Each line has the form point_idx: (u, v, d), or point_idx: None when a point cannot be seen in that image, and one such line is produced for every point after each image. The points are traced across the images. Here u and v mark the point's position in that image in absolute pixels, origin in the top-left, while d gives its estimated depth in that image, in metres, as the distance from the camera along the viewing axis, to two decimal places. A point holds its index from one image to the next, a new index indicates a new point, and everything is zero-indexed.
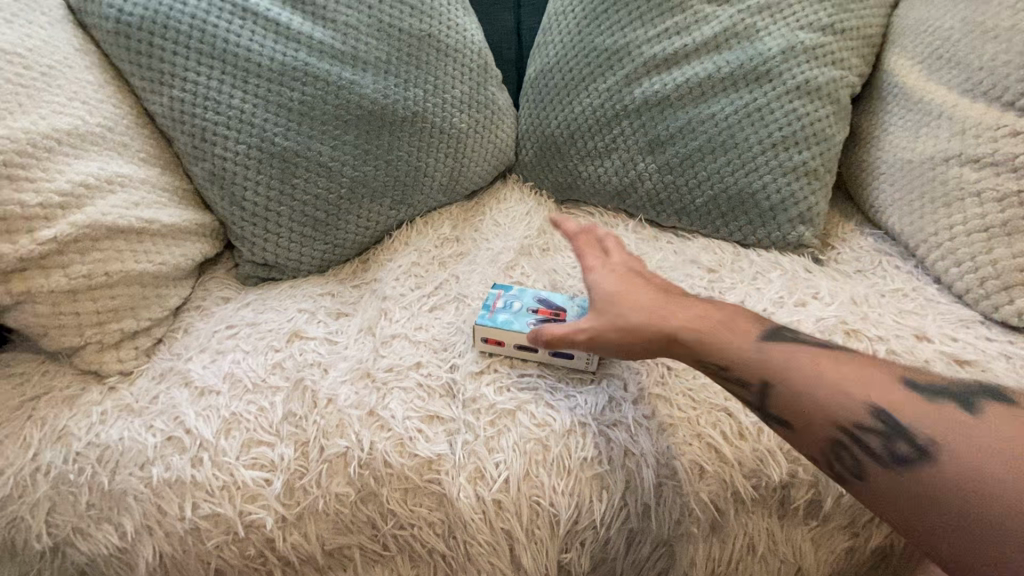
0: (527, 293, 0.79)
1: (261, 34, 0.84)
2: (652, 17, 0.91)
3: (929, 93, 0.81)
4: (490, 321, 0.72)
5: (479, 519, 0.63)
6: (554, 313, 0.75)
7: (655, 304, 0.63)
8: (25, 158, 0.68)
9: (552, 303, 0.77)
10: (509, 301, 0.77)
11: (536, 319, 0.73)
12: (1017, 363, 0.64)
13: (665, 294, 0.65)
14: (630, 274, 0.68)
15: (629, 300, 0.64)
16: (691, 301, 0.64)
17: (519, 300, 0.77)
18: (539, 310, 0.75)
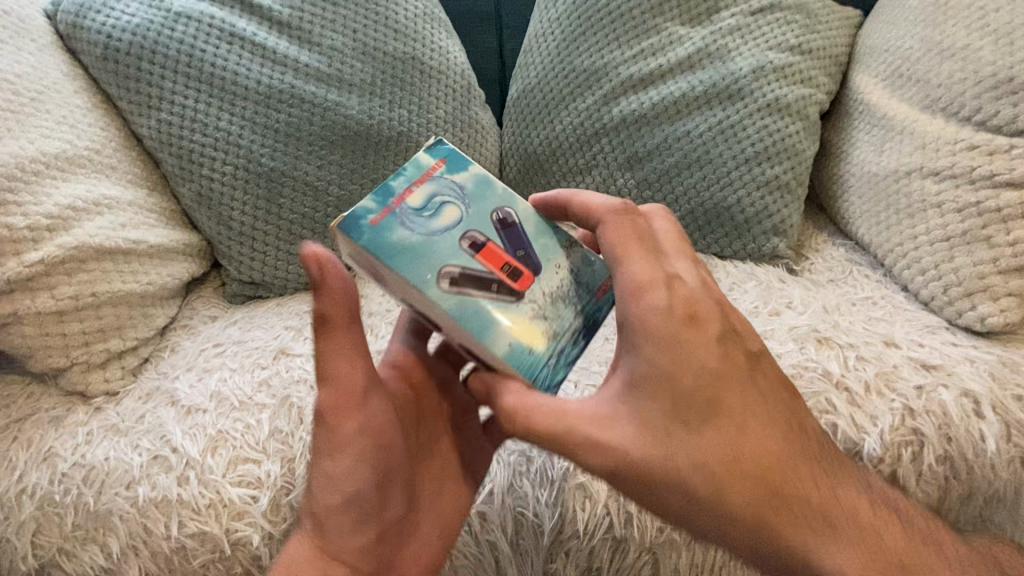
0: (483, 203, 0.54)
1: (248, 58, 0.86)
2: (628, 39, 0.95)
3: (892, 109, 0.85)
4: (370, 227, 0.51)
5: (464, 531, 0.65)
6: (498, 265, 0.51)
7: (717, 441, 0.49)
8: (14, 182, 0.69)
9: (516, 245, 0.53)
10: (446, 204, 0.53)
11: (458, 267, 0.51)
12: (981, 366, 0.67)
13: (729, 414, 0.50)
14: (700, 364, 0.49)
15: (686, 422, 0.48)
16: (756, 425, 0.51)
17: (458, 208, 0.54)
18: (485, 249, 0.52)
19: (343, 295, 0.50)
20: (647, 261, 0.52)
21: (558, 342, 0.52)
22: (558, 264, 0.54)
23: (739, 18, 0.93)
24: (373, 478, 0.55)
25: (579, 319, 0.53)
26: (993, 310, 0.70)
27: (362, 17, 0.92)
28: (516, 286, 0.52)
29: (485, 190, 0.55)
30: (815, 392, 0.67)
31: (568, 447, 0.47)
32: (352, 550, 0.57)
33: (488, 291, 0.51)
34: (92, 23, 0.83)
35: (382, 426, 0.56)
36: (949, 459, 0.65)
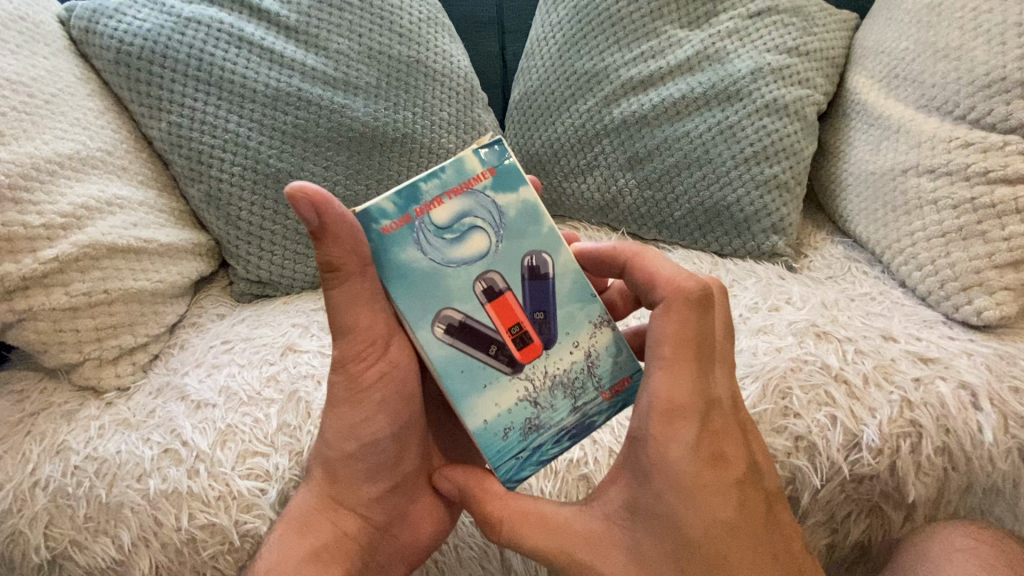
0: (518, 242, 0.52)
1: (256, 62, 0.88)
2: (628, 42, 0.96)
3: (888, 108, 0.86)
4: (379, 234, 0.50)
5: (469, 523, 0.66)
6: (507, 323, 0.52)
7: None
8: (30, 181, 0.71)
9: (537, 304, 0.53)
10: (476, 229, 0.52)
11: (460, 316, 0.51)
12: (978, 359, 0.68)
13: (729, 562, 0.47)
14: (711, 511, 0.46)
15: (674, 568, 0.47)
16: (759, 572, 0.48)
17: (487, 237, 0.52)
18: (499, 301, 0.52)
19: (355, 244, 0.48)
20: (692, 381, 0.47)
21: (539, 434, 0.53)
22: (577, 342, 0.54)
23: (737, 21, 0.95)
24: (392, 428, 0.56)
25: (571, 416, 0.54)
26: (989, 304, 0.72)
27: (368, 21, 0.94)
28: (515, 352, 0.52)
29: (526, 224, 0.53)
30: (814, 385, 0.68)
31: (552, 556, 0.50)
32: (369, 494, 0.58)
33: (484, 352, 0.52)
34: (104, 28, 0.85)
35: (405, 372, 0.56)
36: (947, 450, 0.66)
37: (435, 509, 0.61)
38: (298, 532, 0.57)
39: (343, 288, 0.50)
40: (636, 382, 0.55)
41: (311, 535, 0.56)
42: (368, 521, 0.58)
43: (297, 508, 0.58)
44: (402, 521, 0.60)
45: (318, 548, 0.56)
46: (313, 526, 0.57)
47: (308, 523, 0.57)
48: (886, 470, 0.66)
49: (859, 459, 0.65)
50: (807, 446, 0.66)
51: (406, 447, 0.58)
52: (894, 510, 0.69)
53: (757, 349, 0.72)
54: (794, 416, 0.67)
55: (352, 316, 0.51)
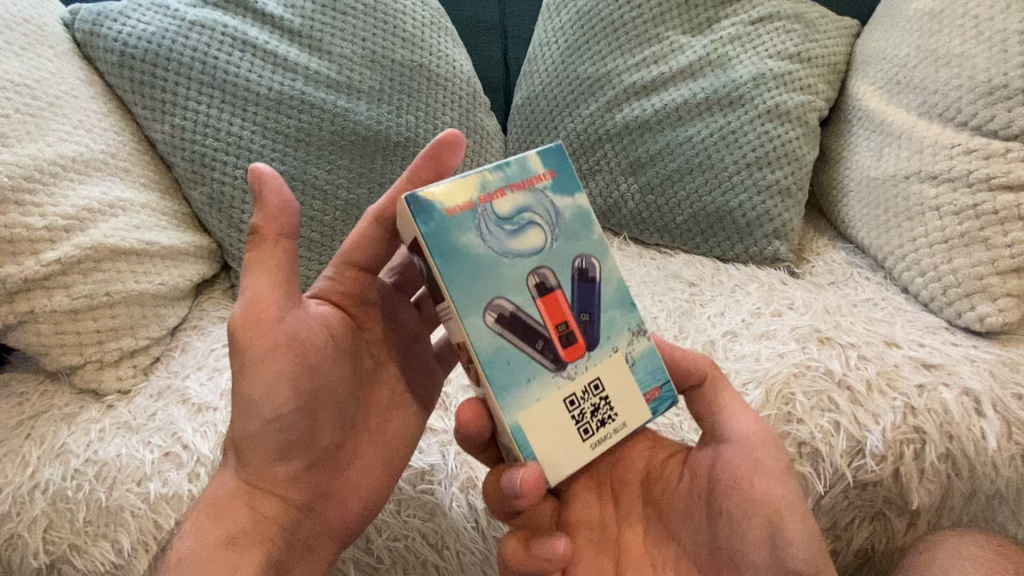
0: (571, 242, 0.50)
1: (260, 65, 0.88)
2: (631, 47, 0.97)
3: (890, 115, 0.86)
4: (442, 215, 0.46)
5: (471, 528, 0.66)
6: (555, 319, 0.48)
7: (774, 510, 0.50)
8: (32, 183, 0.71)
9: (584, 305, 0.50)
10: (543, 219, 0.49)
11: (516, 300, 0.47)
12: (981, 365, 0.68)
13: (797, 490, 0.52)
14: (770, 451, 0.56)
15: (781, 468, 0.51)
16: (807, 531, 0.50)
17: (543, 232, 0.49)
18: (550, 296, 0.48)
19: (280, 210, 0.54)
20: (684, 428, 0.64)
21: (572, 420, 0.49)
22: (615, 347, 0.51)
23: (740, 27, 0.95)
24: (296, 400, 0.53)
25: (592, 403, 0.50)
26: (992, 310, 0.72)
27: (371, 25, 0.95)
28: (562, 351, 0.49)
29: (579, 228, 0.51)
30: (817, 391, 0.68)
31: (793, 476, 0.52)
32: (283, 471, 0.55)
33: (532, 347, 0.48)
34: (108, 31, 0.85)
35: (305, 341, 0.54)
36: (951, 457, 0.66)
37: (363, 478, 0.60)
38: (213, 519, 0.54)
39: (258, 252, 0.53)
40: (663, 395, 0.52)
41: (224, 521, 0.54)
42: (286, 497, 0.56)
43: (212, 493, 0.56)
44: (326, 499, 0.58)
45: (234, 532, 0.54)
46: (227, 512, 0.54)
47: (220, 507, 0.55)
48: (889, 477, 0.66)
49: (863, 465, 0.65)
50: (810, 452, 0.66)
51: (318, 422, 0.55)
52: (897, 517, 0.69)
53: (760, 354, 0.72)
54: (797, 422, 0.67)
55: (259, 281, 0.53)
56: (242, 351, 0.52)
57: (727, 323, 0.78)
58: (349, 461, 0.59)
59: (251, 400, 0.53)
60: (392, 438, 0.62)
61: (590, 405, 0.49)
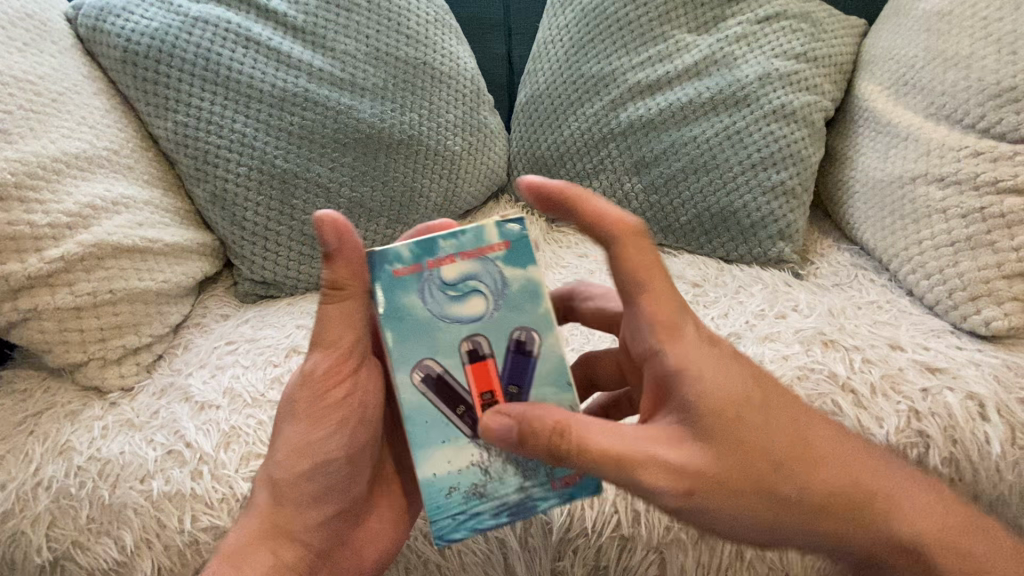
0: (511, 314, 0.50)
1: (264, 62, 0.88)
2: (636, 46, 0.96)
3: (897, 116, 0.86)
4: (390, 275, 0.50)
5: None
6: (479, 388, 0.49)
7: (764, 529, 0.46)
8: (36, 180, 0.71)
9: (514, 377, 0.50)
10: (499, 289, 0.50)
11: (486, 349, 0.50)
12: (986, 369, 0.68)
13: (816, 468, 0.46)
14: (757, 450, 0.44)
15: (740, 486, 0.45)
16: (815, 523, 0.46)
17: (486, 301, 0.50)
18: (479, 364, 0.49)
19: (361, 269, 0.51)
20: (701, 332, 0.47)
21: (482, 502, 0.49)
22: None
23: (745, 26, 0.94)
24: (348, 454, 0.56)
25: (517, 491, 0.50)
26: (997, 314, 0.71)
27: (375, 22, 0.94)
28: (483, 419, 0.50)
29: (524, 301, 0.51)
30: (821, 394, 0.68)
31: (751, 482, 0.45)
32: (316, 519, 0.57)
33: (452, 411, 0.49)
34: (111, 27, 0.85)
35: (369, 400, 0.56)
36: (955, 461, 0.65)
37: (384, 531, 0.61)
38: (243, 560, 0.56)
39: (336, 304, 0.52)
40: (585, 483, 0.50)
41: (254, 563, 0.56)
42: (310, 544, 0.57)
43: (245, 534, 0.57)
44: (343, 548, 0.59)
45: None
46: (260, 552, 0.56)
47: (251, 547, 0.56)
48: None
49: None
50: None
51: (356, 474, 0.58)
52: None
53: (764, 356, 0.72)
54: None
55: (332, 330, 0.53)
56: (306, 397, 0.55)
57: (731, 325, 0.78)
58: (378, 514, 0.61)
59: (303, 451, 0.55)
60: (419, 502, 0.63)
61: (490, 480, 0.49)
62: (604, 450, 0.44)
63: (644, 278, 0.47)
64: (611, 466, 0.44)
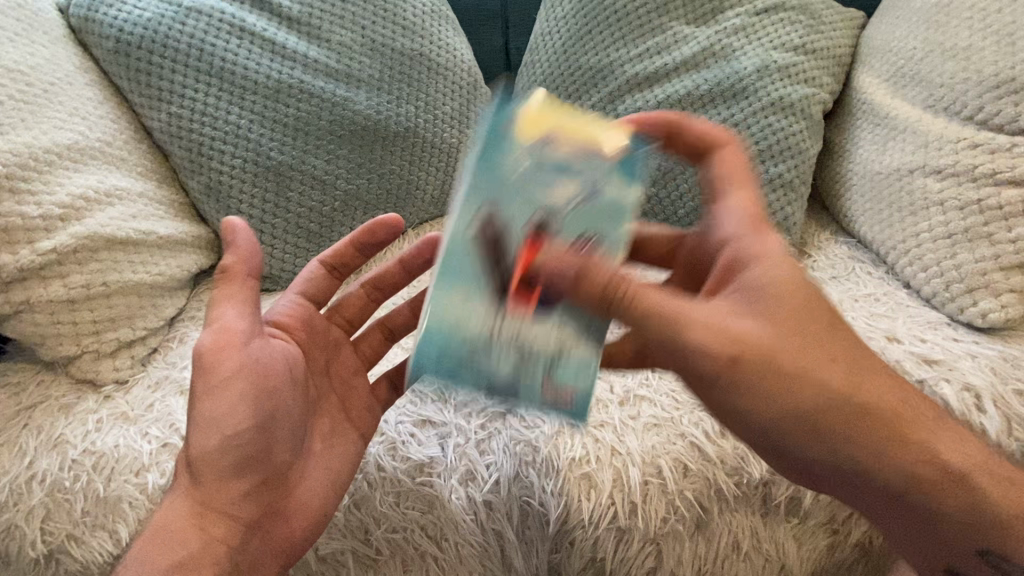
0: (598, 221, 0.51)
1: (259, 53, 0.87)
2: (633, 38, 0.96)
3: (894, 109, 0.86)
4: (496, 108, 0.50)
5: (471, 520, 0.66)
6: (524, 264, 0.47)
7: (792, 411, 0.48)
8: (27, 171, 0.70)
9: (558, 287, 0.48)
10: (528, 264, 0.47)
11: (556, 227, 0.48)
12: (982, 361, 0.68)
13: (855, 376, 0.50)
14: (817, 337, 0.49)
15: (782, 364, 0.47)
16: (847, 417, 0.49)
17: (575, 191, 0.50)
18: (535, 242, 0.48)
19: (250, 254, 0.58)
20: (781, 242, 0.53)
21: (494, 345, 0.47)
22: (560, 332, 0.48)
23: (744, 18, 0.94)
24: (255, 426, 0.54)
25: (518, 349, 0.47)
26: (994, 305, 0.71)
27: (372, 13, 0.93)
28: (515, 286, 0.47)
29: (610, 218, 0.51)
30: None
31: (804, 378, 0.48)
32: (224, 499, 0.55)
33: (493, 257, 0.47)
34: (103, 17, 0.84)
35: (269, 368, 0.56)
36: None
37: (305, 510, 0.59)
38: (153, 548, 0.53)
39: (224, 287, 0.57)
40: (579, 406, 0.49)
41: (167, 549, 0.53)
42: (221, 523, 0.55)
43: (158, 521, 0.55)
44: (274, 518, 0.58)
45: (179, 558, 0.53)
46: (170, 538, 0.54)
47: (165, 534, 0.54)
48: None
49: None
50: None
51: (274, 444, 0.56)
52: None
53: None
54: None
55: (224, 309, 0.56)
56: (206, 375, 0.54)
57: None
58: (300, 496, 0.59)
59: (210, 424, 0.54)
60: (346, 471, 0.62)
61: (498, 349, 0.47)
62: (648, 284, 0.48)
63: (733, 180, 0.56)
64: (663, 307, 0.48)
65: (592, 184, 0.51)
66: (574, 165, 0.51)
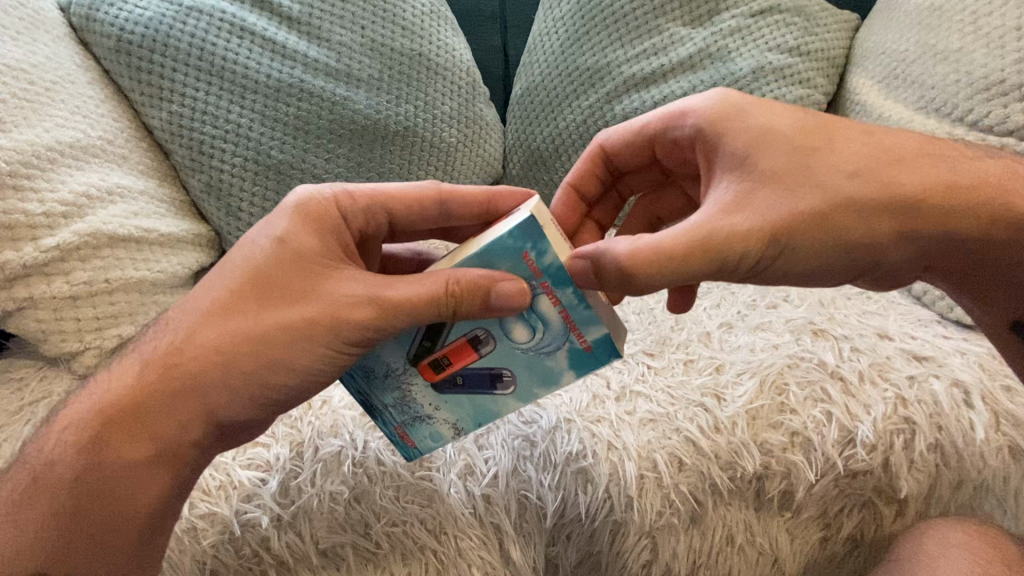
0: (525, 367, 0.57)
1: (259, 53, 0.88)
2: (630, 39, 0.97)
3: (887, 110, 0.87)
4: (520, 257, 0.52)
5: (469, 513, 0.66)
6: (449, 352, 0.57)
7: (822, 256, 0.55)
8: (30, 169, 0.71)
9: (467, 377, 0.58)
10: (449, 353, 0.57)
11: (484, 350, 0.57)
12: (971, 357, 0.71)
13: (870, 211, 0.55)
14: (804, 162, 0.54)
15: (800, 218, 0.53)
16: (868, 233, 0.55)
17: (528, 340, 0.56)
18: (467, 347, 0.57)
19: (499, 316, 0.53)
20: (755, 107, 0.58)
21: (383, 402, 0.61)
22: (440, 404, 0.60)
23: (739, 20, 0.95)
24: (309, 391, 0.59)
25: (398, 420, 0.62)
26: None
27: (371, 13, 0.94)
28: (425, 359, 0.58)
29: (540, 369, 0.58)
30: (811, 382, 0.71)
31: (828, 243, 0.54)
32: (226, 417, 0.57)
33: (421, 337, 0.57)
34: (104, 16, 0.85)
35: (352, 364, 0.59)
36: (940, 447, 0.68)
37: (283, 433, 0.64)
38: (119, 435, 0.56)
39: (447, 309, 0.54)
40: (419, 447, 0.64)
41: (134, 442, 0.56)
42: (206, 430, 0.57)
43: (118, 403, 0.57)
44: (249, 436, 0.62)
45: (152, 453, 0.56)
46: (144, 429, 0.56)
47: (128, 416, 0.56)
48: (879, 466, 0.68)
49: (853, 454, 0.67)
50: (802, 442, 0.68)
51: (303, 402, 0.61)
52: (886, 505, 0.71)
53: (755, 346, 0.75)
54: (791, 412, 0.69)
55: (403, 315, 0.54)
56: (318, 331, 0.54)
57: (723, 315, 0.81)
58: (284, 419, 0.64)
59: (270, 362, 0.55)
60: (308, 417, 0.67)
61: (385, 390, 0.60)
62: (689, 254, 0.51)
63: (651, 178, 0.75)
64: (717, 250, 0.51)
65: (566, 349, 0.56)
66: (551, 323, 0.55)
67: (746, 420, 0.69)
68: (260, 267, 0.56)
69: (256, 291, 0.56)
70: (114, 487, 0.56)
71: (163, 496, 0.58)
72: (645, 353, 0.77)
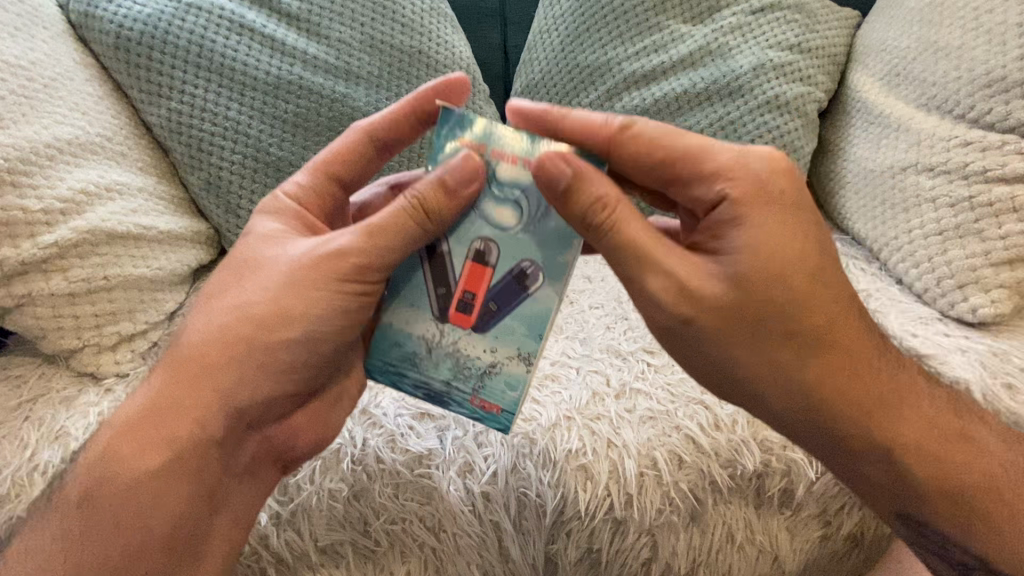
0: (535, 246, 0.55)
1: (258, 50, 0.87)
2: (631, 36, 0.96)
3: (888, 108, 0.87)
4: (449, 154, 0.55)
5: (468, 511, 0.66)
6: (466, 284, 0.55)
7: (714, 358, 0.53)
8: (29, 165, 0.71)
9: (498, 297, 0.55)
10: (464, 286, 0.55)
11: (492, 258, 0.55)
12: (972, 355, 0.71)
13: (772, 334, 0.52)
14: (742, 277, 0.50)
15: (702, 317, 0.51)
16: (756, 361, 0.52)
17: (518, 216, 0.55)
18: (479, 267, 0.55)
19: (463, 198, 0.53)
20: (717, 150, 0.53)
21: (425, 370, 0.57)
22: (495, 347, 0.56)
23: (740, 17, 0.95)
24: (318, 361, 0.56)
25: (444, 385, 0.57)
26: (984, 301, 0.73)
27: (371, 10, 0.94)
28: (455, 310, 0.56)
29: (554, 245, 0.54)
30: None
31: (718, 357, 0.52)
32: (240, 404, 0.55)
33: (436, 289, 0.56)
34: (103, 13, 0.84)
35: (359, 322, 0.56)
36: None
37: (312, 425, 0.62)
38: (133, 444, 0.55)
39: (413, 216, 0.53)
40: (501, 415, 0.57)
41: (147, 450, 0.55)
42: (222, 420, 0.55)
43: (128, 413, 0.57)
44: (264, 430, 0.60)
45: (165, 457, 0.55)
46: (159, 434, 0.55)
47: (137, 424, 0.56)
48: None
49: None
50: None
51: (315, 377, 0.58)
52: None
53: None
54: None
55: (377, 237, 0.53)
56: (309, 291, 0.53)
57: None
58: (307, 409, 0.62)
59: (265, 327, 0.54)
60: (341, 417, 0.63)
61: (427, 355, 0.57)
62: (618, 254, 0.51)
63: None
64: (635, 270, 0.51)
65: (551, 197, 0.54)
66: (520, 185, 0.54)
67: (746, 417, 0.68)
68: (257, 258, 0.57)
69: (242, 277, 0.56)
70: (137, 498, 0.55)
71: (198, 497, 0.56)
72: (645, 351, 0.77)
